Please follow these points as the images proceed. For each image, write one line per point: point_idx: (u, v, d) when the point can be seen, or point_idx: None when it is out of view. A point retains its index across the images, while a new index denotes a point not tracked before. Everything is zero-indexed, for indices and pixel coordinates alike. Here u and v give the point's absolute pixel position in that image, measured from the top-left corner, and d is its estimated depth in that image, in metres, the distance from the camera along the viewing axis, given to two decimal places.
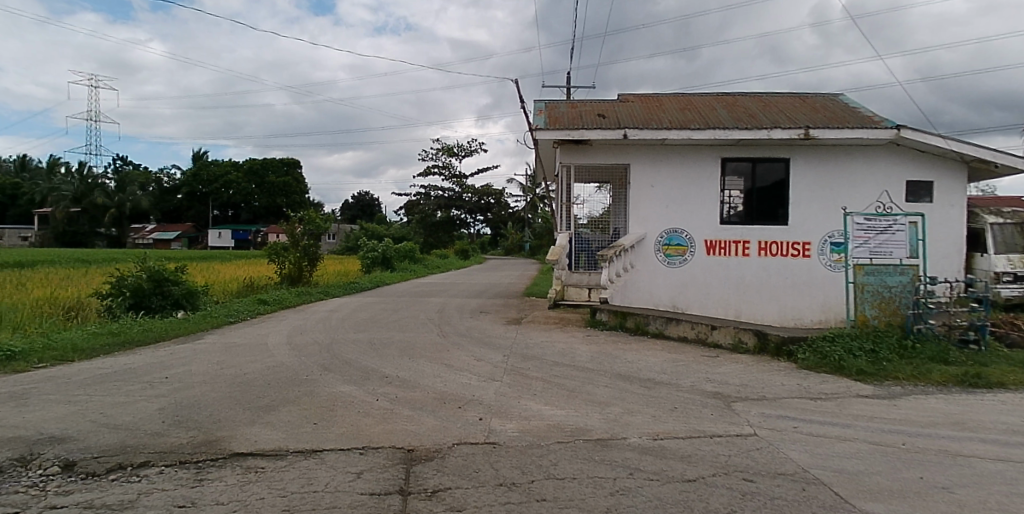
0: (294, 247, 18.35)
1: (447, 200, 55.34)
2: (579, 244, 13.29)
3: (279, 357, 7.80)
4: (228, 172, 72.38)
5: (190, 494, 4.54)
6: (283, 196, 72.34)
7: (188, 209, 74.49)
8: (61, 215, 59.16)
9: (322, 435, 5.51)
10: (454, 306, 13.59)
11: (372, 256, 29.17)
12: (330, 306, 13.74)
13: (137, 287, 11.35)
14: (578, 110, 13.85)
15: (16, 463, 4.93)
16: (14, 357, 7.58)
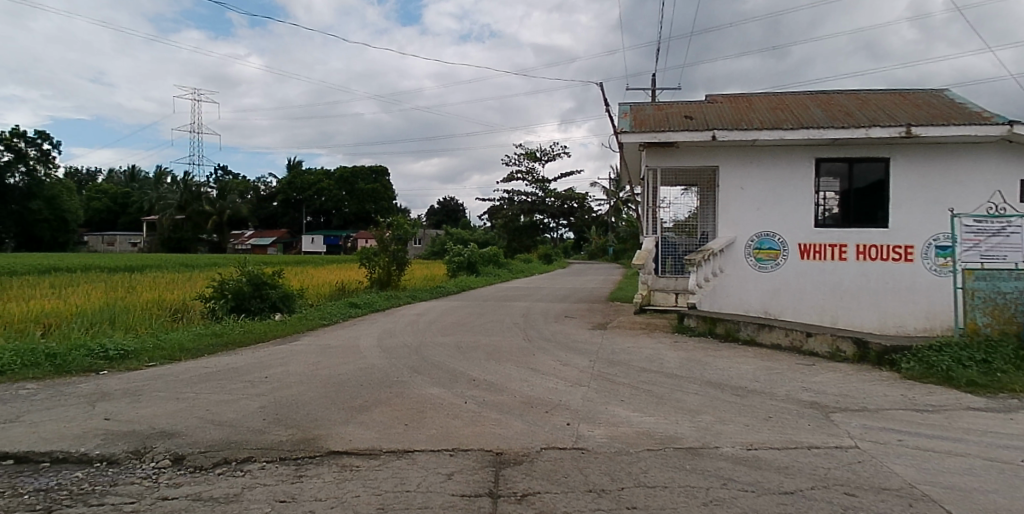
0: (383, 252, 18.91)
1: (529, 205, 55.77)
2: (666, 248, 13.17)
3: (370, 359, 7.99)
4: (320, 180, 74.84)
5: (290, 490, 4.70)
6: (372, 203, 74.67)
7: (283, 216, 78.28)
8: (167, 222, 63.16)
9: (414, 436, 5.61)
10: (539, 311, 13.65)
11: (458, 260, 29.74)
12: (419, 310, 14.05)
13: (237, 290, 11.91)
14: (663, 112, 13.68)
15: (132, 456, 5.23)
16: (128, 356, 8.09)
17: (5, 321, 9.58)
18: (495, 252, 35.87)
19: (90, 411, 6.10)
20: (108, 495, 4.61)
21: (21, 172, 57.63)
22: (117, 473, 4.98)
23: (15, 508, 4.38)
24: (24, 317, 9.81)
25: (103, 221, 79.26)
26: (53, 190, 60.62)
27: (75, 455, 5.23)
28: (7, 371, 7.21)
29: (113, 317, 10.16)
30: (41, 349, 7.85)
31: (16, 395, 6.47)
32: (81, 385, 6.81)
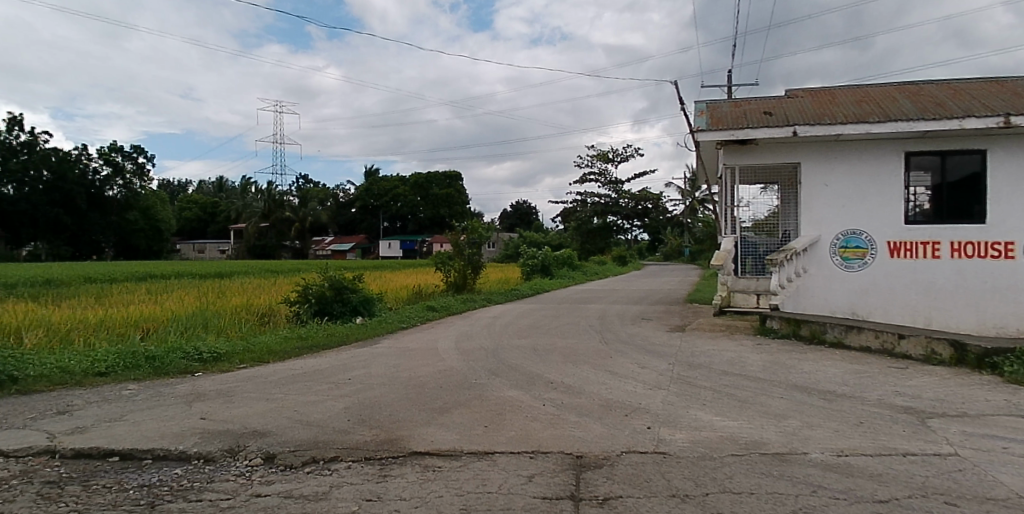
0: (459, 256, 19.28)
1: (603, 207, 58.10)
2: (746, 248, 12.83)
3: (449, 362, 8.10)
4: (396, 186, 77.31)
5: (375, 489, 4.80)
6: (446, 208, 77.11)
7: (361, 223, 81.01)
8: (254, 230, 66.15)
9: (494, 438, 5.66)
10: (615, 313, 13.58)
11: (532, 263, 30.06)
12: (494, 312, 14.21)
13: (320, 294, 12.31)
14: (741, 109, 13.41)
15: (227, 454, 5.47)
16: (220, 358, 8.50)
17: (108, 325, 10.24)
18: (568, 255, 35.94)
19: (186, 410, 6.42)
20: (206, 491, 4.82)
21: (118, 185, 61.86)
22: (213, 470, 5.21)
23: (123, 502, 4.64)
24: (124, 321, 10.48)
25: (193, 230, 83.78)
26: (147, 201, 64.89)
27: (174, 452, 5.50)
28: (110, 373, 7.74)
29: (205, 321, 10.70)
30: (142, 352, 8.39)
31: (120, 394, 6.93)
32: (179, 386, 7.17)
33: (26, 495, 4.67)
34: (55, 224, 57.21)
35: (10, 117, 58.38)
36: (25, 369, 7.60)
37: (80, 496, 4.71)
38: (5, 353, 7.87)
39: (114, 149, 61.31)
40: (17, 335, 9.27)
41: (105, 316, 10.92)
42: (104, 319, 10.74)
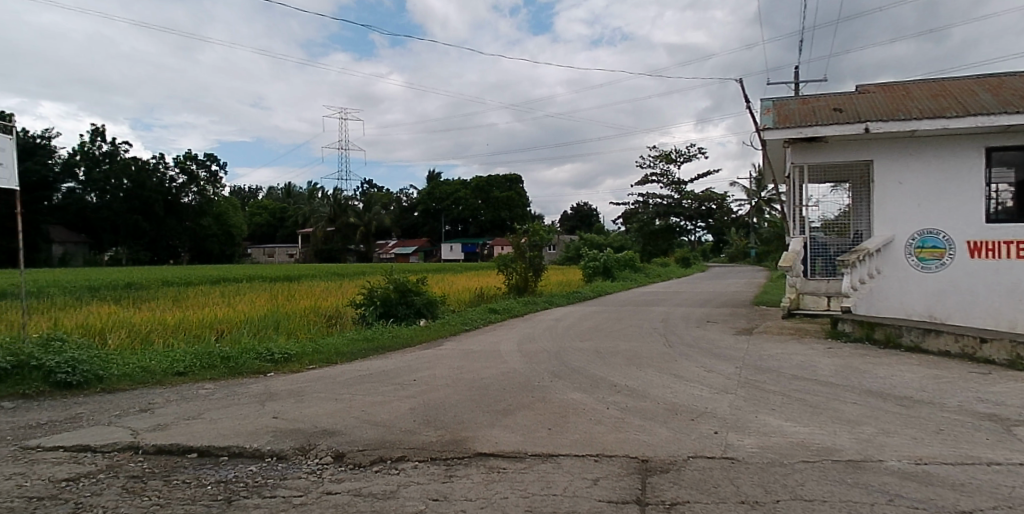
0: (521, 258, 19.65)
1: (665, 208, 58.27)
2: (815, 249, 12.66)
3: (511, 364, 8.18)
4: (457, 190, 77.99)
5: (441, 489, 4.87)
6: (506, 211, 77.76)
7: (423, 226, 82.70)
8: (321, 234, 68.37)
9: (558, 441, 5.68)
10: (679, 316, 13.45)
11: (593, 265, 30.04)
12: (557, 315, 14.27)
13: (384, 297, 12.64)
14: (810, 105, 13.05)
15: (299, 452, 5.65)
16: (291, 358, 8.88)
17: (185, 326, 10.75)
18: (630, 257, 35.74)
19: (260, 409, 6.69)
20: (279, 488, 4.97)
21: (193, 192, 64.77)
22: (285, 468, 5.37)
23: (202, 496, 4.83)
24: (200, 322, 10.99)
25: (264, 235, 87.03)
26: (219, 208, 67.77)
27: (249, 450, 5.70)
28: (188, 373, 8.21)
29: (275, 323, 11.16)
30: (218, 353, 8.85)
31: (198, 393, 7.31)
32: (251, 386, 7.55)
33: (113, 488, 4.92)
34: (135, 230, 60.13)
35: (94, 130, 62.08)
36: (111, 368, 8.12)
37: (162, 490, 4.93)
38: (93, 352, 8.40)
39: (189, 158, 64.30)
40: (101, 335, 9.86)
41: (182, 317, 11.49)
42: (182, 320, 11.27)
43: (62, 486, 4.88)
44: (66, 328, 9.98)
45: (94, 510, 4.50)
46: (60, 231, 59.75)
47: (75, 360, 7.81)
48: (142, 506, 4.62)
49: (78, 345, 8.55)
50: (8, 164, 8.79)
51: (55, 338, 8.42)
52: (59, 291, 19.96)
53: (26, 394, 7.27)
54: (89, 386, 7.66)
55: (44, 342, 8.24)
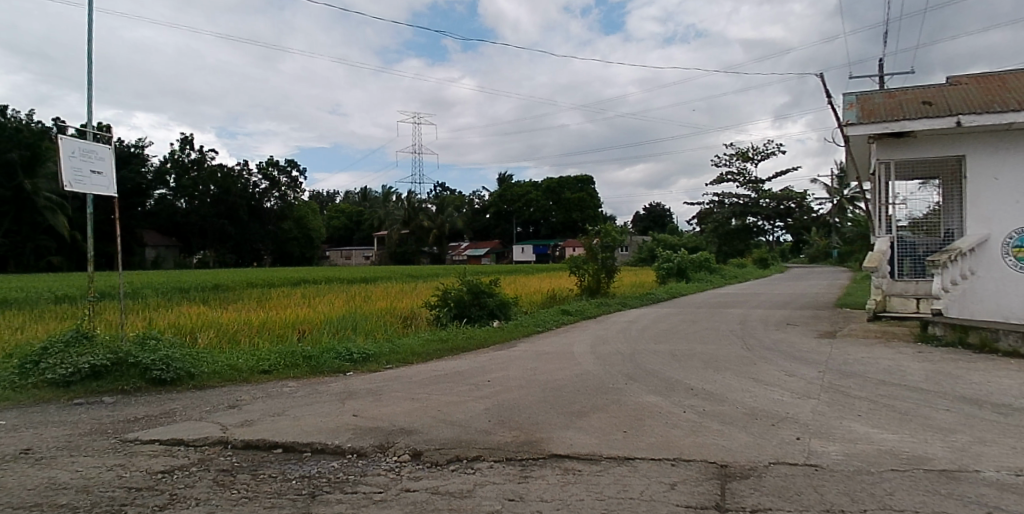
0: (593, 260, 19.84)
1: (741, 207, 57.45)
2: (903, 249, 12.12)
3: (586, 366, 8.85)
4: (528, 191, 79.72)
5: (517, 489, 4.89)
6: (577, 211, 78.63)
7: (494, 227, 84.21)
8: (395, 237, 70.11)
9: (634, 444, 5.71)
10: (757, 318, 13.20)
11: (668, 266, 29.78)
12: (631, 317, 14.24)
13: (458, 298, 13.01)
14: (898, 99, 12.54)
15: (378, 449, 5.81)
16: (370, 358, 9.43)
17: (269, 325, 11.27)
18: (706, 258, 35.23)
19: (342, 407, 6.99)
20: (360, 484, 5.08)
21: (276, 197, 67.54)
22: (365, 465, 5.52)
23: (287, 491, 4.98)
24: (282, 322, 11.49)
25: (341, 237, 90.09)
26: (297, 211, 70.40)
27: (330, 447, 5.89)
28: (274, 371, 8.65)
29: (353, 323, 11.64)
30: (300, 352, 9.28)
31: (282, 391, 7.66)
32: (332, 385, 7.97)
33: (205, 480, 5.15)
34: (220, 234, 62.73)
35: (180, 138, 65.79)
36: (201, 366, 8.54)
37: (250, 483, 5.12)
38: (184, 350, 8.86)
39: (271, 163, 67.33)
40: (192, 334, 10.39)
41: (264, 317, 12.03)
42: (266, 319, 11.81)
43: (159, 478, 5.13)
44: (160, 328, 10.53)
45: (189, 501, 4.73)
46: (152, 235, 63.48)
47: (169, 357, 8.25)
48: (232, 498, 4.81)
49: (171, 343, 9.02)
50: (107, 172, 9.34)
51: (150, 337, 8.90)
52: (151, 292, 21.20)
53: (126, 390, 7.77)
54: (181, 383, 8.10)
55: (140, 341, 8.71)
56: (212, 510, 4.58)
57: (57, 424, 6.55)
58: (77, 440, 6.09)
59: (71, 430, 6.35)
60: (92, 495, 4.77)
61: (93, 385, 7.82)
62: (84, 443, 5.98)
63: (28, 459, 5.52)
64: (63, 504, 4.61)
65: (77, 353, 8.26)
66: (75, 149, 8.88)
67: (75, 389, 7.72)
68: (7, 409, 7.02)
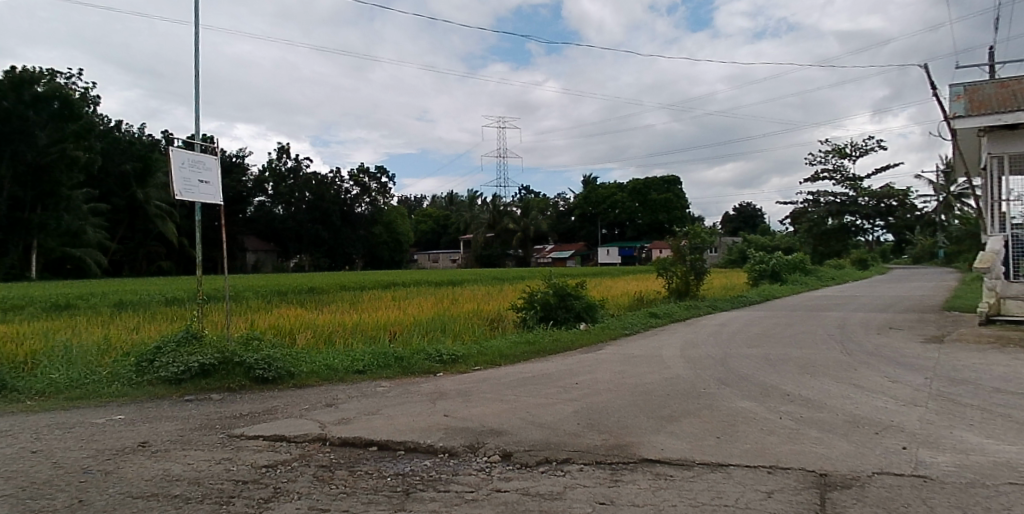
0: (681, 262, 19.51)
1: (839, 206, 54.55)
2: (1018, 249, 11.29)
3: (675, 370, 8.78)
4: (613, 193, 79.60)
5: (608, 493, 4.93)
6: (665, 212, 77.27)
7: (580, 230, 84.14)
8: (481, 241, 71.40)
9: (726, 451, 5.65)
10: (857, 321, 12.54)
11: (760, 268, 28.79)
12: (721, 319, 13.89)
13: (545, 301, 13.18)
14: (1012, 89, 11.62)
15: (470, 449, 6.02)
16: (459, 359, 9.77)
17: (362, 327, 11.86)
18: (800, 259, 33.79)
19: (433, 407, 7.32)
20: (452, 483, 5.23)
21: (366, 202, 70.42)
22: (456, 464, 5.70)
23: (384, 487, 5.18)
24: (375, 324, 12.07)
25: (429, 241, 92.70)
26: (388, 217, 73.09)
27: (423, 446, 6.15)
28: (366, 371, 9.12)
29: (442, 326, 12.04)
30: (392, 353, 9.74)
31: (375, 391, 8.09)
32: (423, 385, 8.33)
33: (306, 475, 5.45)
34: (316, 239, 66.34)
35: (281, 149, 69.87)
36: (300, 365, 9.16)
37: (349, 478, 5.38)
38: (285, 351, 9.52)
39: (363, 171, 70.29)
40: (291, 335, 11.10)
41: (358, 319, 12.63)
42: (360, 321, 12.43)
43: (263, 471, 5.48)
44: (262, 329, 11.30)
45: (291, 494, 4.97)
46: (253, 241, 67.58)
47: (270, 358, 8.87)
48: (331, 492, 5.02)
49: (273, 344, 9.71)
50: (213, 182, 10.17)
51: (254, 337, 9.61)
52: (255, 295, 22.65)
53: (232, 387, 8.43)
54: (282, 382, 8.71)
55: (245, 341, 9.43)
56: (313, 503, 4.80)
57: (171, 419, 7.19)
58: (190, 434, 6.66)
59: (183, 425, 6.97)
60: (201, 486, 5.11)
61: (202, 383, 8.51)
62: (195, 437, 6.51)
63: (146, 451, 6.04)
64: (176, 494, 4.93)
65: (188, 352, 9.02)
66: (184, 160, 9.71)
67: (185, 387, 8.43)
68: (127, 404, 7.78)
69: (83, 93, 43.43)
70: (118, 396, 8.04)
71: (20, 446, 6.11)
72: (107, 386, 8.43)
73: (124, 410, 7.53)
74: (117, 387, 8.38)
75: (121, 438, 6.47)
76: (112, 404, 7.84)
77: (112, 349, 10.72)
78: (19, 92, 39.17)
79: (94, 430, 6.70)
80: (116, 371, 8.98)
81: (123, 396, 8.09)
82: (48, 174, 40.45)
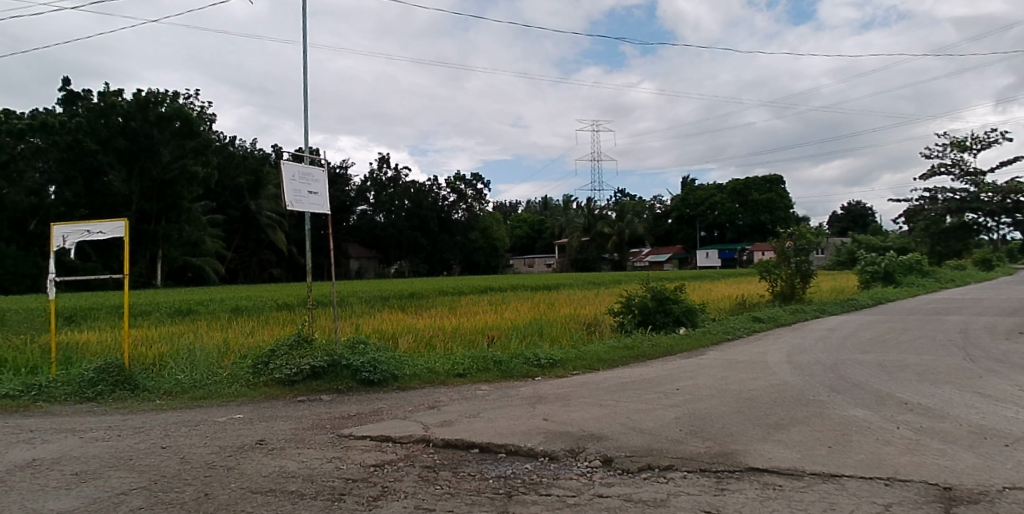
0: (785, 264, 18.78)
1: (957, 203, 49.60)
2: None
3: (782, 376, 8.56)
4: (712, 194, 77.44)
5: (713, 501, 4.92)
6: (766, 214, 74.09)
7: (677, 233, 82.31)
8: (575, 245, 71.30)
9: (839, 461, 5.51)
10: (983, 325, 11.63)
11: (872, 269, 27.14)
12: (830, 324, 13.28)
13: (643, 305, 13.15)
14: None
15: (570, 453, 6.19)
16: (556, 363, 9.98)
17: (462, 330, 12.32)
18: (917, 259, 31.48)
19: (532, 411, 7.56)
20: (554, 487, 5.42)
21: (463, 208, 72.34)
22: (557, 468, 5.90)
23: (486, 489, 5.43)
24: (473, 328, 12.49)
25: (524, 246, 93.75)
26: (484, 223, 74.66)
27: (524, 449, 6.38)
28: (466, 374, 9.52)
29: (539, 330, 12.30)
30: (491, 357, 10.09)
31: (476, 394, 8.45)
32: (523, 389, 8.60)
33: (412, 475, 5.81)
34: (416, 246, 68.85)
35: (382, 159, 72.98)
36: (404, 368, 9.70)
37: (453, 480, 5.68)
38: (389, 354, 10.10)
39: (459, 178, 72.30)
40: (395, 339, 11.71)
41: (457, 324, 13.09)
42: (459, 325, 12.90)
43: (371, 471, 5.89)
44: (367, 333, 12.00)
45: (398, 493, 5.34)
46: (357, 248, 70.80)
47: (375, 360, 9.46)
48: (437, 493, 5.34)
49: (377, 347, 10.32)
50: (322, 192, 10.95)
51: (359, 341, 10.27)
52: (358, 301, 23.87)
53: (340, 388, 9.06)
54: (387, 384, 9.27)
55: (351, 345, 10.11)
56: (419, 503, 5.13)
57: (285, 418, 7.86)
58: (304, 433, 7.26)
59: (297, 424, 7.60)
60: (316, 483, 5.58)
61: (312, 384, 9.19)
62: (309, 436, 7.09)
63: (264, 448, 6.65)
64: (292, 490, 5.41)
65: (299, 355, 9.76)
66: (296, 173, 10.52)
67: (298, 387, 9.13)
68: (246, 403, 8.55)
69: (200, 112, 47.60)
70: (238, 396, 8.84)
71: (152, 442, 6.89)
72: (228, 386, 9.27)
73: (243, 409, 8.28)
74: (237, 388, 9.20)
75: (241, 435, 7.16)
76: (232, 403, 8.62)
77: (231, 352, 11.73)
78: (145, 111, 42.74)
79: (218, 428, 7.43)
80: (236, 373, 9.85)
81: (242, 396, 8.88)
82: (171, 188, 44.49)
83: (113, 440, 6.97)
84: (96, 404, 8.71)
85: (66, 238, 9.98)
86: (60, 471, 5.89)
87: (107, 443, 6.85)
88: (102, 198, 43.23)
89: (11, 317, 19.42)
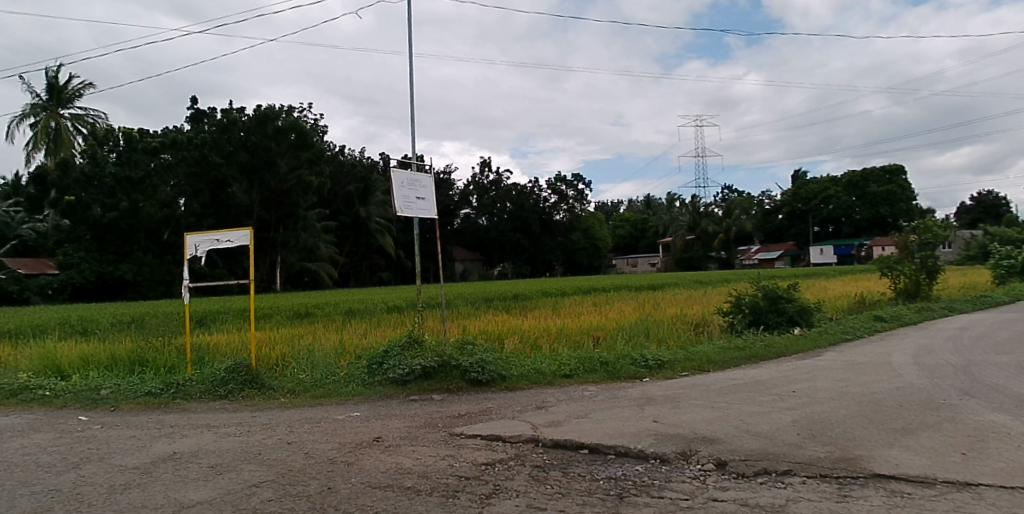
0: (909, 259, 17.59)
1: None
2: None
3: (907, 379, 8.16)
4: (826, 186, 72.86)
5: (835, 507, 4.89)
6: (886, 207, 68.75)
7: (789, 228, 78.28)
8: (680, 243, 69.58)
9: (975, 469, 5.28)
10: None
11: (1009, 263, 24.70)
12: (962, 322, 12.35)
13: (754, 304, 12.81)
14: None
15: (682, 456, 6.30)
16: (664, 365, 10.02)
17: (568, 332, 12.58)
18: None
19: (641, 413, 7.70)
20: (665, 489, 5.57)
21: (564, 209, 72.61)
22: (669, 470, 6.02)
23: (597, 490, 5.67)
24: (579, 330, 12.71)
25: (627, 245, 92.61)
26: (586, 223, 74.68)
27: (634, 451, 6.56)
28: (573, 375, 9.77)
29: (645, 331, 12.33)
30: (598, 359, 10.30)
31: (582, 395, 8.70)
32: (630, 391, 8.73)
33: (523, 474, 6.14)
34: (518, 247, 69.96)
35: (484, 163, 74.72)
36: (511, 369, 10.12)
37: (564, 480, 5.96)
38: (496, 355, 10.56)
39: (560, 180, 72.79)
40: (502, 340, 12.16)
41: (562, 325, 13.39)
42: (565, 326, 13.18)
43: (484, 469, 6.29)
44: (476, 335, 12.52)
45: (510, 492, 5.69)
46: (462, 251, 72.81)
47: (482, 362, 9.93)
48: (548, 493, 5.64)
49: (484, 349, 10.82)
50: (428, 198, 11.59)
51: (468, 343, 10.79)
52: (465, 302, 24.71)
53: (450, 388, 9.60)
54: (495, 384, 9.72)
55: (461, 347, 10.65)
56: (531, 501, 5.45)
57: (400, 417, 8.46)
58: (418, 431, 7.80)
59: (411, 423, 8.17)
60: (432, 480, 6.05)
61: (423, 384, 9.76)
62: (422, 434, 7.63)
63: (382, 445, 7.23)
64: (410, 486, 5.91)
65: (410, 356, 10.39)
66: (405, 180, 11.22)
67: (411, 386, 9.72)
68: (362, 402, 9.27)
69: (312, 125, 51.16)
70: (356, 395, 9.58)
71: (279, 438, 7.68)
72: (347, 386, 10.07)
73: (359, 408, 8.99)
74: (354, 387, 9.98)
75: (360, 433, 7.81)
76: (351, 401, 9.37)
77: (347, 353, 12.64)
78: (264, 125, 46.81)
79: (340, 426, 8.13)
80: (351, 373, 10.66)
81: (359, 395, 9.61)
82: (289, 197, 47.88)
83: (245, 435, 7.85)
84: (227, 402, 9.76)
85: (200, 246, 11.16)
86: (200, 464, 6.73)
87: (240, 438, 7.73)
88: (227, 208, 47.06)
89: (151, 321, 21.73)
